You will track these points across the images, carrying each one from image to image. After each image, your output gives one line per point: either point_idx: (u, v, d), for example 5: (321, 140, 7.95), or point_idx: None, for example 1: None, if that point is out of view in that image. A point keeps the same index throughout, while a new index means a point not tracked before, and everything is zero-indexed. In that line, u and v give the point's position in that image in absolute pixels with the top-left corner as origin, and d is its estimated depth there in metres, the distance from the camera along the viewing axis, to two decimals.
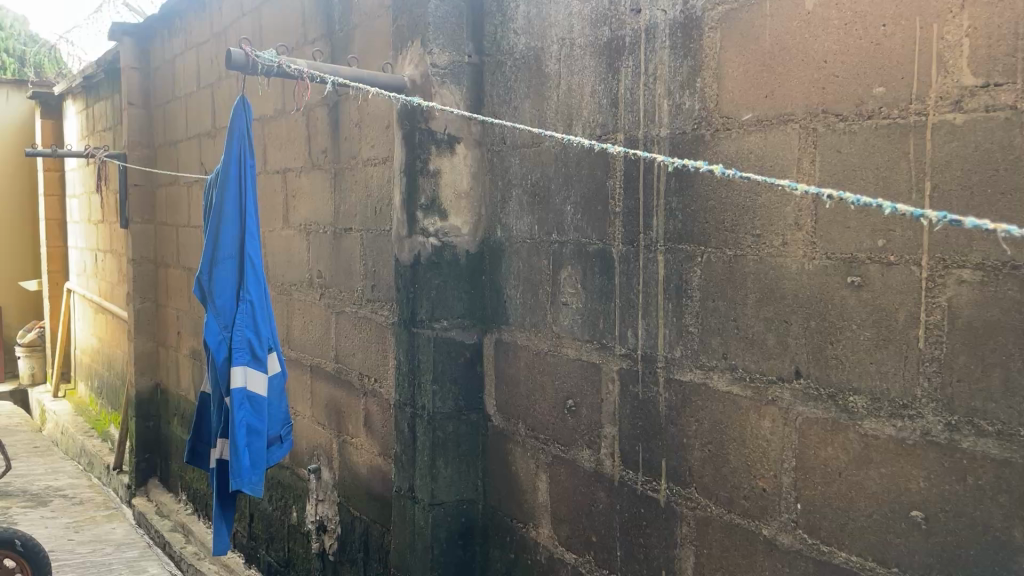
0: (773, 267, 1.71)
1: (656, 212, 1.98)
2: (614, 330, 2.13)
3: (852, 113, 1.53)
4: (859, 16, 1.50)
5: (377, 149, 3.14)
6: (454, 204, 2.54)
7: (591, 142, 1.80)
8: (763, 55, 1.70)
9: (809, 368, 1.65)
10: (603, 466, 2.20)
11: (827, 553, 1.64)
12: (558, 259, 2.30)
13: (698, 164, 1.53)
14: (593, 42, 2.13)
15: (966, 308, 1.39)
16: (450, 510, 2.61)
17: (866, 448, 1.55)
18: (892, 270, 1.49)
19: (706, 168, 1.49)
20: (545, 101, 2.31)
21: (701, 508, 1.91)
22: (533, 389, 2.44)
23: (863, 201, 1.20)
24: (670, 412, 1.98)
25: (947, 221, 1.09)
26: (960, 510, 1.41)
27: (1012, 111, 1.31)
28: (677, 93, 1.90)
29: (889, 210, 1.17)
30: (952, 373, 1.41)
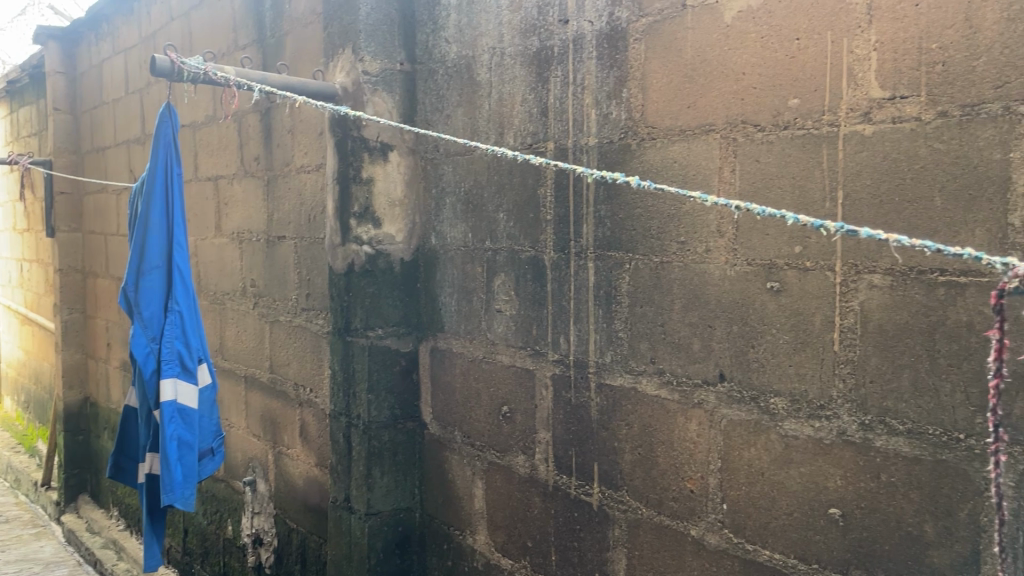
0: (697, 273, 1.75)
1: (586, 220, 2.01)
2: (547, 336, 2.15)
3: (770, 124, 1.58)
4: (775, 30, 1.55)
5: (310, 156, 3.11)
6: (387, 212, 2.53)
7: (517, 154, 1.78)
8: (686, 67, 1.74)
9: (733, 372, 1.69)
10: (537, 471, 2.21)
11: (751, 551, 1.68)
12: (491, 267, 2.31)
13: (617, 177, 1.52)
14: (523, 51, 2.15)
15: (878, 312, 1.44)
16: (386, 519, 2.60)
17: (786, 448, 1.60)
18: (808, 276, 1.54)
19: (623, 179, 1.51)
20: (476, 109, 2.32)
21: (632, 511, 1.94)
22: (468, 396, 2.45)
23: (769, 212, 1.21)
24: (603, 417, 2.01)
25: (846, 232, 1.11)
26: (874, 506, 1.47)
27: (917, 123, 1.36)
28: (604, 102, 1.93)
29: (793, 221, 1.18)
30: (865, 374, 1.47)
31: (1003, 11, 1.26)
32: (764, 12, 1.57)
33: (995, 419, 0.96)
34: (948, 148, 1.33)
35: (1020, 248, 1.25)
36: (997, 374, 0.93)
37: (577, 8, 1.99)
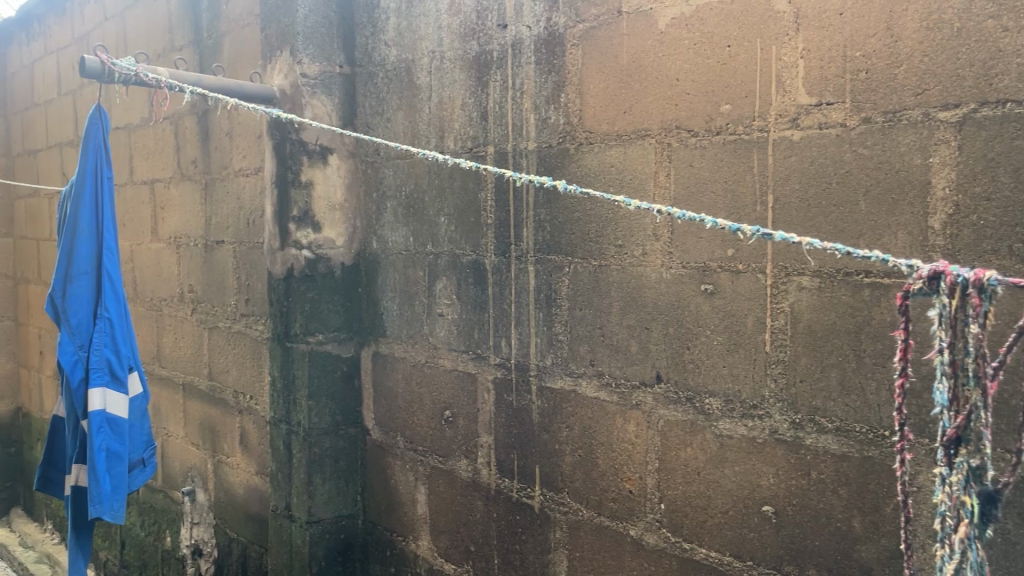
0: (635, 276, 1.77)
1: (526, 224, 2.02)
2: (488, 340, 2.15)
3: (702, 129, 1.61)
4: (707, 37, 1.58)
5: (248, 160, 3.07)
6: (327, 216, 2.50)
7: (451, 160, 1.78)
8: (622, 72, 1.76)
9: (669, 373, 1.72)
10: (479, 475, 2.21)
11: (688, 550, 1.71)
12: (433, 271, 2.31)
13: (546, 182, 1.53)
14: (463, 55, 2.15)
15: (807, 313, 1.48)
16: (328, 526, 2.57)
17: (721, 447, 1.63)
18: (741, 278, 1.57)
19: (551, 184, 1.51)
20: (417, 113, 2.31)
21: (573, 513, 1.96)
22: (410, 401, 2.43)
23: (689, 216, 1.21)
24: (543, 420, 2.02)
25: (761, 235, 1.10)
26: (805, 503, 1.50)
27: (842, 128, 1.40)
28: (543, 107, 1.95)
29: (711, 224, 1.18)
30: (795, 374, 1.50)
31: (922, 20, 1.29)
32: (696, 20, 1.60)
33: (900, 418, 0.92)
34: (872, 153, 1.36)
35: (940, 250, 1.29)
36: (900, 373, 0.89)
37: (516, 13, 1.99)
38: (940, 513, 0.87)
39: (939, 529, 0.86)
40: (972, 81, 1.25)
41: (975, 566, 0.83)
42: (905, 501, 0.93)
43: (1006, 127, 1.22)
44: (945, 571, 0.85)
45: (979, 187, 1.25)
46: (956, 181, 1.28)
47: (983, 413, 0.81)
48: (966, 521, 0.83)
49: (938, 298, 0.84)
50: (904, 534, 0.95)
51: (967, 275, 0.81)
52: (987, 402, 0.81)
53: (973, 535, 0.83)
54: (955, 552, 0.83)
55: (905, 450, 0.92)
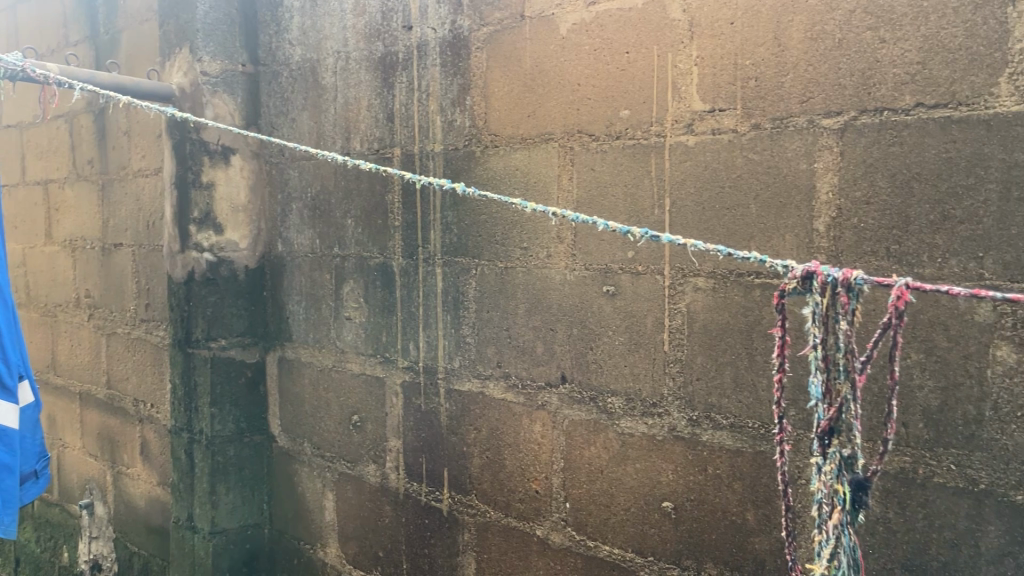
0: (540, 278, 1.79)
1: (433, 226, 2.01)
2: (395, 343, 2.13)
3: (603, 134, 1.64)
4: (607, 43, 1.61)
5: (147, 160, 2.96)
6: (230, 218, 2.44)
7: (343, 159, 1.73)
8: (525, 76, 1.78)
9: (573, 373, 1.75)
10: (388, 480, 2.19)
11: (592, 547, 1.74)
12: (339, 274, 2.27)
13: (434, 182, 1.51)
14: (368, 56, 2.13)
15: (702, 313, 1.52)
16: (232, 536, 2.50)
17: (623, 445, 1.67)
18: (641, 279, 1.61)
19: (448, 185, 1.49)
20: (322, 113, 2.28)
21: (481, 514, 1.96)
22: (317, 407, 2.39)
23: (581, 218, 1.21)
24: (452, 422, 2.01)
25: (647, 237, 1.12)
26: (702, 498, 1.55)
27: (734, 134, 1.45)
28: (449, 109, 1.95)
29: (601, 226, 1.19)
30: (692, 373, 1.54)
31: (807, 31, 1.35)
32: (597, 26, 1.63)
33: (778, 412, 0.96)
34: (761, 158, 1.42)
35: (824, 251, 1.35)
36: (778, 369, 0.92)
37: (421, 15, 1.99)
38: (817, 502, 0.91)
39: (817, 517, 0.90)
40: (852, 90, 1.31)
41: (848, 550, 0.87)
42: (786, 491, 0.96)
43: (883, 134, 1.28)
44: (822, 556, 0.88)
45: (859, 192, 1.31)
46: (838, 186, 1.33)
47: (852, 404, 0.86)
48: (839, 509, 0.87)
49: (812, 296, 0.88)
50: (785, 523, 0.98)
51: (837, 274, 0.85)
52: (856, 394, 0.85)
53: (846, 521, 0.87)
54: (830, 537, 0.87)
55: (784, 443, 0.96)
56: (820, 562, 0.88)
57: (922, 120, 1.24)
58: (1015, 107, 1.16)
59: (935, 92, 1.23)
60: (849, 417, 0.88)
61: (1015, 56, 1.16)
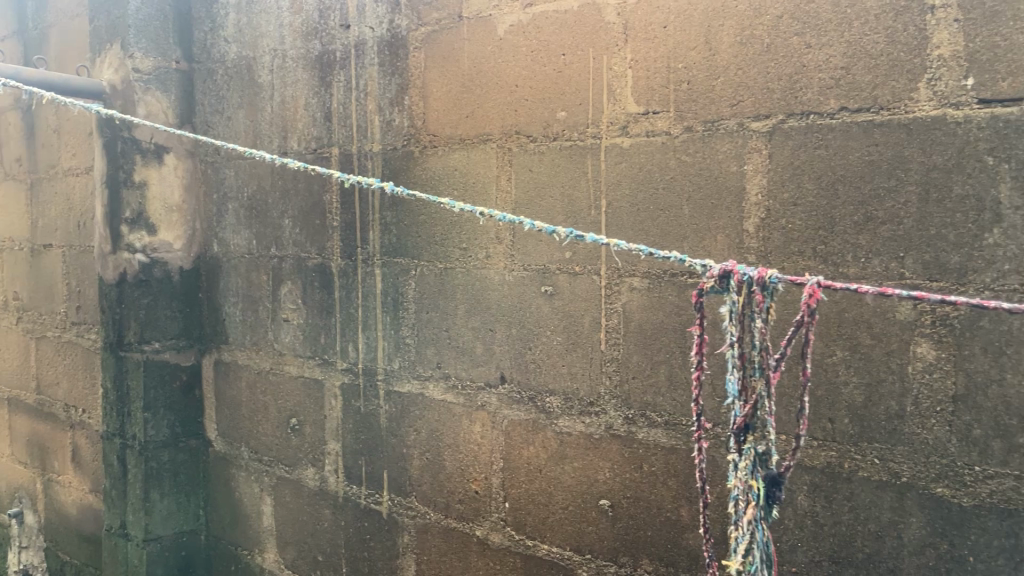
0: (479, 279, 1.79)
1: (372, 227, 1.99)
2: (334, 345, 2.11)
3: (540, 135, 1.64)
4: (543, 44, 1.62)
5: (78, 158, 2.88)
6: (163, 218, 2.39)
7: (272, 158, 1.71)
8: (464, 77, 1.78)
9: (512, 373, 1.75)
10: (326, 484, 2.17)
11: (531, 547, 1.75)
12: (276, 275, 2.23)
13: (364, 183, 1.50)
14: (305, 55, 2.10)
15: (637, 313, 1.55)
16: (167, 543, 2.45)
17: (561, 444, 1.69)
18: (577, 280, 1.63)
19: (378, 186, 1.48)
20: (258, 112, 2.24)
21: (421, 516, 1.95)
22: (254, 410, 2.35)
23: (508, 218, 1.22)
24: (391, 424, 2.00)
25: (573, 237, 1.13)
26: (639, 495, 1.57)
27: (667, 136, 1.47)
28: (387, 109, 1.93)
29: (528, 226, 1.20)
30: (628, 371, 1.57)
31: (736, 35, 1.37)
32: (533, 27, 1.64)
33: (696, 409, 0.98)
34: (693, 160, 1.44)
35: (754, 252, 1.38)
36: (697, 367, 0.94)
37: (358, 14, 1.97)
38: (733, 498, 0.93)
39: (733, 512, 0.92)
40: (780, 93, 1.34)
41: (762, 545, 0.90)
42: (704, 488, 0.98)
43: (809, 137, 1.31)
44: (737, 551, 0.90)
45: (787, 194, 1.34)
46: (766, 187, 1.36)
47: (766, 401, 0.88)
48: (754, 504, 0.89)
49: (729, 295, 0.90)
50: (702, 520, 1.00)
51: (752, 274, 0.87)
52: (771, 392, 0.87)
53: (759, 516, 0.89)
54: (745, 533, 0.89)
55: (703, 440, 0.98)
56: (736, 557, 0.90)
57: (846, 124, 1.28)
58: (933, 111, 1.20)
59: (859, 96, 1.26)
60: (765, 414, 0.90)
61: (934, 63, 1.20)
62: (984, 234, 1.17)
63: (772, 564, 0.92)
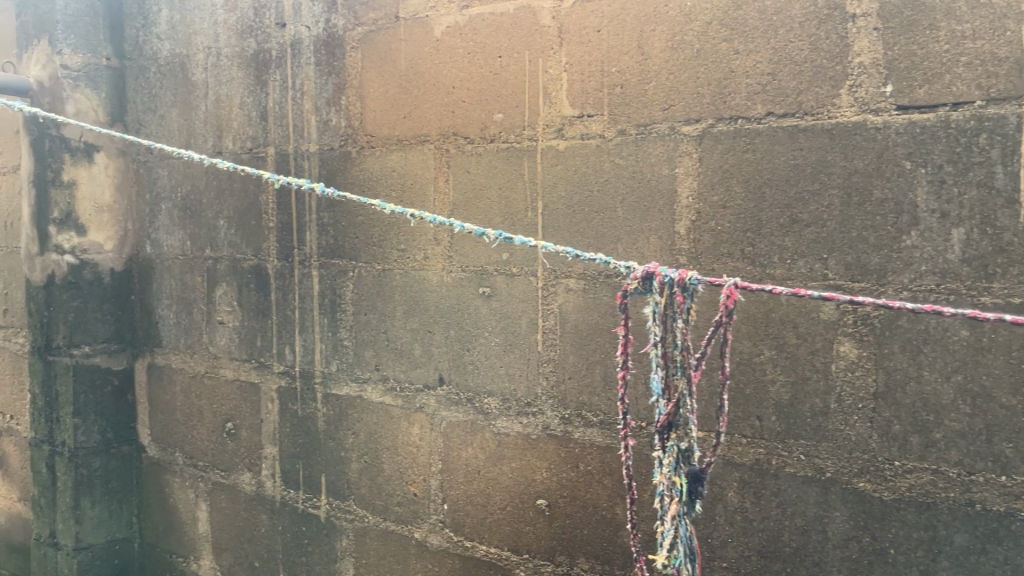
0: (418, 280, 1.78)
1: (308, 228, 1.97)
2: (270, 348, 2.08)
3: (478, 136, 1.65)
4: (479, 47, 1.63)
5: (5, 157, 2.79)
6: (94, 218, 2.32)
7: (200, 158, 1.68)
8: (401, 78, 1.77)
9: (451, 375, 1.75)
10: (263, 488, 2.14)
11: (469, 547, 1.75)
12: (211, 277, 2.19)
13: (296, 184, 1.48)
14: (240, 53, 2.07)
15: (573, 313, 1.57)
16: (99, 552, 2.38)
17: (499, 445, 1.69)
18: (514, 281, 1.64)
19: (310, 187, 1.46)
20: (192, 111, 2.20)
21: (359, 520, 1.93)
22: (188, 414, 2.31)
23: (439, 220, 1.22)
24: (329, 427, 1.98)
25: (503, 239, 1.14)
26: (574, 494, 1.59)
27: (601, 139, 1.49)
28: (324, 109, 1.91)
29: (459, 228, 1.21)
30: (564, 371, 1.59)
31: (667, 41, 1.40)
32: (469, 29, 1.64)
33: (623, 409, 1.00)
34: (627, 163, 1.46)
35: (685, 254, 1.40)
36: (622, 367, 0.96)
37: (294, 13, 1.95)
38: (659, 494, 0.95)
39: (659, 507, 0.94)
40: (710, 98, 1.37)
41: (685, 539, 0.92)
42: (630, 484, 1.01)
43: (737, 141, 1.34)
44: (663, 545, 0.93)
45: (716, 196, 1.37)
46: (697, 190, 1.39)
47: (689, 399, 0.91)
48: (678, 500, 0.92)
49: (652, 296, 0.92)
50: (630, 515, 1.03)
51: (673, 276, 0.90)
52: (693, 390, 0.90)
53: (683, 511, 0.92)
54: (670, 527, 0.92)
55: (629, 438, 1.00)
56: (661, 551, 0.93)
57: (772, 128, 1.31)
58: (855, 117, 1.24)
59: (785, 102, 1.30)
60: (687, 411, 0.93)
61: (855, 70, 1.24)
62: (902, 236, 1.21)
63: (694, 559, 0.94)
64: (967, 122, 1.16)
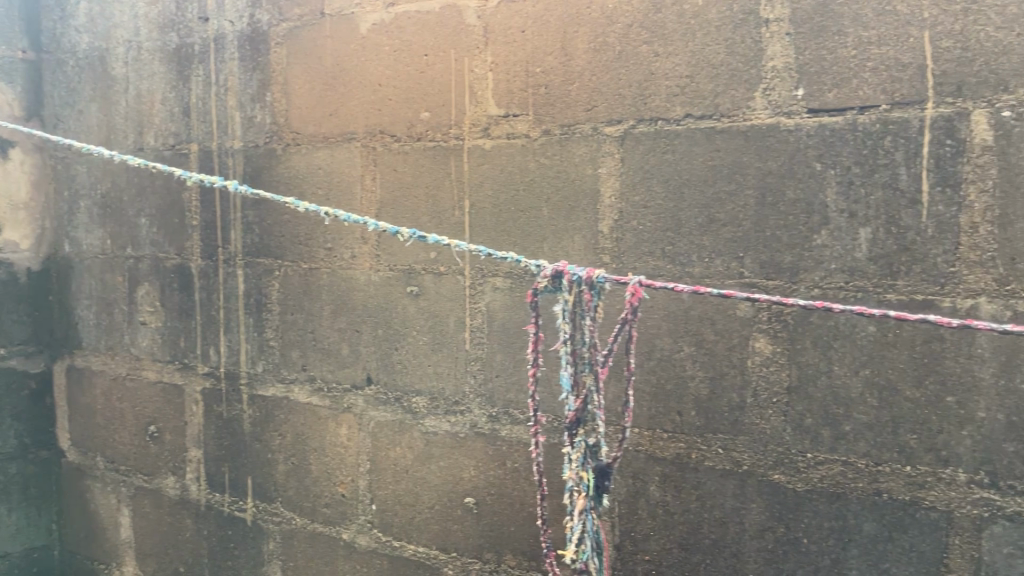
0: (345, 279, 1.77)
1: (233, 226, 1.93)
2: (194, 348, 2.03)
3: (404, 135, 1.64)
4: (406, 45, 1.62)
5: None
6: (9, 216, 2.24)
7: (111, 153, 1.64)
8: (326, 75, 1.75)
9: (379, 374, 1.74)
10: (187, 492, 2.09)
11: (398, 547, 1.75)
12: (133, 277, 2.13)
13: (216, 183, 1.47)
14: (162, 48, 2.01)
15: (501, 312, 1.58)
16: (17, 561, 2.32)
17: (427, 444, 1.69)
18: (443, 280, 1.64)
19: (229, 186, 1.45)
20: (112, 106, 2.13)
21: (286, 522, 1.91)
22: (109, 418, 2.24)
23: (353, 218, 1.24)
24: (255, 429, 1.95)
25: (416, 237, 1.17)
26: (502, 492, 1.60)
27: (527, 139, 1.50)
28: (248, 105, 1.88)
29: (373, 227, 1.23)
30: (492, 370, 1.60)
31: (590, 42, 1.41)
32: (395, 27, 1.64)
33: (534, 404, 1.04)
34: (551, 162, 1.47)
35: (609, 253, 1.42)
36: (533, 364, 1.00)
37: (217, 7, 1.91)
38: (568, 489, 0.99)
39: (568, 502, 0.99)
40: (631, 100, 1.39)
41: (592, 533, 0.97)
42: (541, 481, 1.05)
43: (657, 142, 1.37)
44: (572, 540, 0.97)
45: (638, 196, 1.39)
46: (619, 190, 1.41)
47: (596, 395, 0.96)
48: (586, 494, 0.96)
49: (562, 295, 0.96)
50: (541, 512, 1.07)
51: (582, 275, 0.94)
52: (600, 386, 0.95)
53: (590, 505, 0.96)
54: (579, 522, 0.96)
55: (540, 435, 1.05)
56: (570, 545, 0.97)
57: (690, 130, 1.34)
58: (768, 119, 1.28)
59: (702, 104, 1.32)
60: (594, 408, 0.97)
61: (768, 73, 1.28)
62: (813, 236, 1.25)
63: (601, 552, 0.99)
64: (873, 125, 1.21)
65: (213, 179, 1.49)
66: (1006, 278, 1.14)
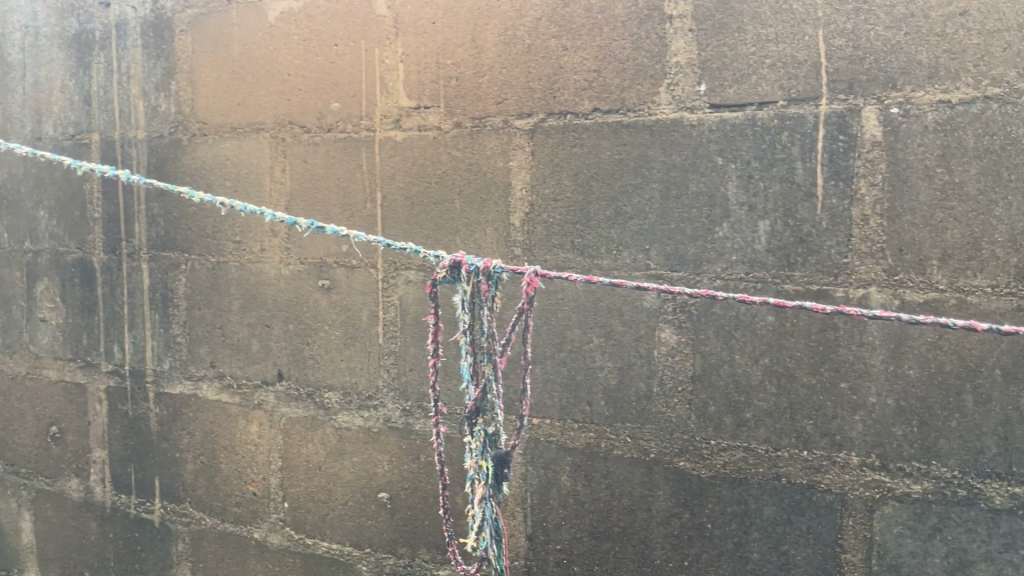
0: (255, 273, 1.73)
1: (137, 218, 1.86)
2: (97, 346, 1.96)
3: (314, 126, 1.61)
4: (315, 34, 1.59)
5: None
6: None
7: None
8: (232, 64, 1.70)
9: (290, 370, 1.71)
10: (92, 495, 2.01)
11: (311, 545, 1.73)
12: (30, 272, 2.00)
13: (113, 174, 1.41)
14: (60, 33, 1.90)
15: (414, 305, 1.58)
16: None
17: (340, 440, 1.68)
18: (355, 273, 1.62)
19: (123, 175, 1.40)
20: (6, 93, 1.98)
21: (195, 523, 1.86)
22: (7, 418, 2.10)
23: (251, 209, 1.20)
24: (162, 428, 1.89)
25: (314, 228, 1.15)
26: (416, 486, 1.61)
27: (438, 131, 1.49)
28: (153, 94, 1.82)
29: (271, 217, 1.19)
30: (405, 363, 1.60)
31: (500, 34, 1.41)
32: (304, 16, 1.61)
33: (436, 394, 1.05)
34: (463, 154, 1.47)
35: (520, 246, 1.43)
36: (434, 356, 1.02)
37: None
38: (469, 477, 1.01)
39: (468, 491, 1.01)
40: (540, 93, 1.40)
41: (491, 522, 1.00)
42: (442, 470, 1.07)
43: (566, 136, 1.38)
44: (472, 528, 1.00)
45: (548, 190, 1.40)
46: (529, 183, 1.41)
47: (494, 384, 0.96)
48: (484, 484, 0.99)
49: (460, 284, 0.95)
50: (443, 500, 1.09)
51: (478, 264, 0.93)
52: (498, 374, 0.95)
53: (489, 494, 0.99)
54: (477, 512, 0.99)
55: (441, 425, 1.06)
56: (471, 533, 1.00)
57: (598, 124, 1.35)
58: (673, 114, 1.30)
59: (609, 99, 1.34)
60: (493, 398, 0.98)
61: (673, 69, 1.30)
62: (715, 228, 1.28)
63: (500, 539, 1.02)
64: (771, 121, 1.24)
65: (104, 167, 1.42)
66: (895, 268, 1.19)
